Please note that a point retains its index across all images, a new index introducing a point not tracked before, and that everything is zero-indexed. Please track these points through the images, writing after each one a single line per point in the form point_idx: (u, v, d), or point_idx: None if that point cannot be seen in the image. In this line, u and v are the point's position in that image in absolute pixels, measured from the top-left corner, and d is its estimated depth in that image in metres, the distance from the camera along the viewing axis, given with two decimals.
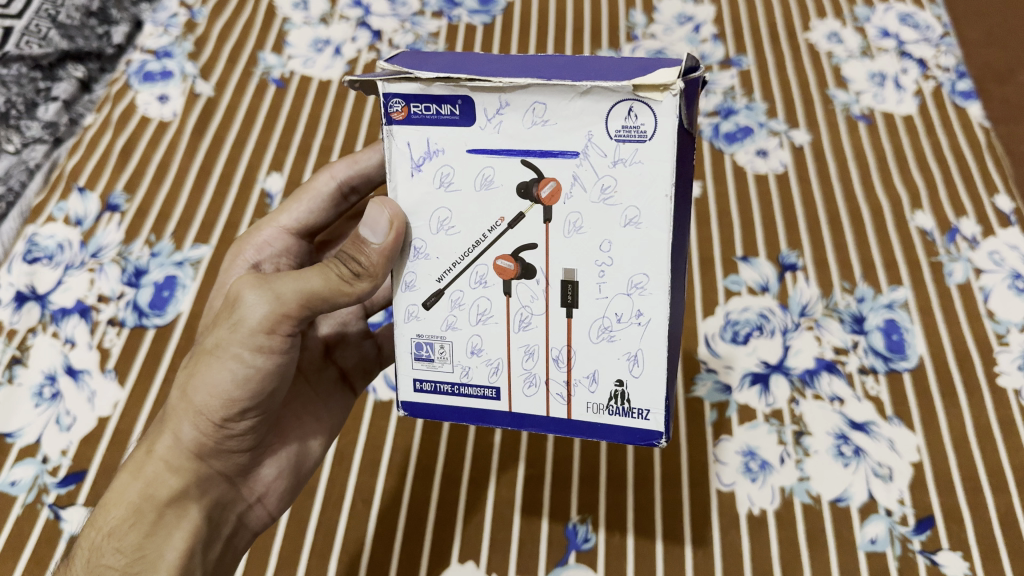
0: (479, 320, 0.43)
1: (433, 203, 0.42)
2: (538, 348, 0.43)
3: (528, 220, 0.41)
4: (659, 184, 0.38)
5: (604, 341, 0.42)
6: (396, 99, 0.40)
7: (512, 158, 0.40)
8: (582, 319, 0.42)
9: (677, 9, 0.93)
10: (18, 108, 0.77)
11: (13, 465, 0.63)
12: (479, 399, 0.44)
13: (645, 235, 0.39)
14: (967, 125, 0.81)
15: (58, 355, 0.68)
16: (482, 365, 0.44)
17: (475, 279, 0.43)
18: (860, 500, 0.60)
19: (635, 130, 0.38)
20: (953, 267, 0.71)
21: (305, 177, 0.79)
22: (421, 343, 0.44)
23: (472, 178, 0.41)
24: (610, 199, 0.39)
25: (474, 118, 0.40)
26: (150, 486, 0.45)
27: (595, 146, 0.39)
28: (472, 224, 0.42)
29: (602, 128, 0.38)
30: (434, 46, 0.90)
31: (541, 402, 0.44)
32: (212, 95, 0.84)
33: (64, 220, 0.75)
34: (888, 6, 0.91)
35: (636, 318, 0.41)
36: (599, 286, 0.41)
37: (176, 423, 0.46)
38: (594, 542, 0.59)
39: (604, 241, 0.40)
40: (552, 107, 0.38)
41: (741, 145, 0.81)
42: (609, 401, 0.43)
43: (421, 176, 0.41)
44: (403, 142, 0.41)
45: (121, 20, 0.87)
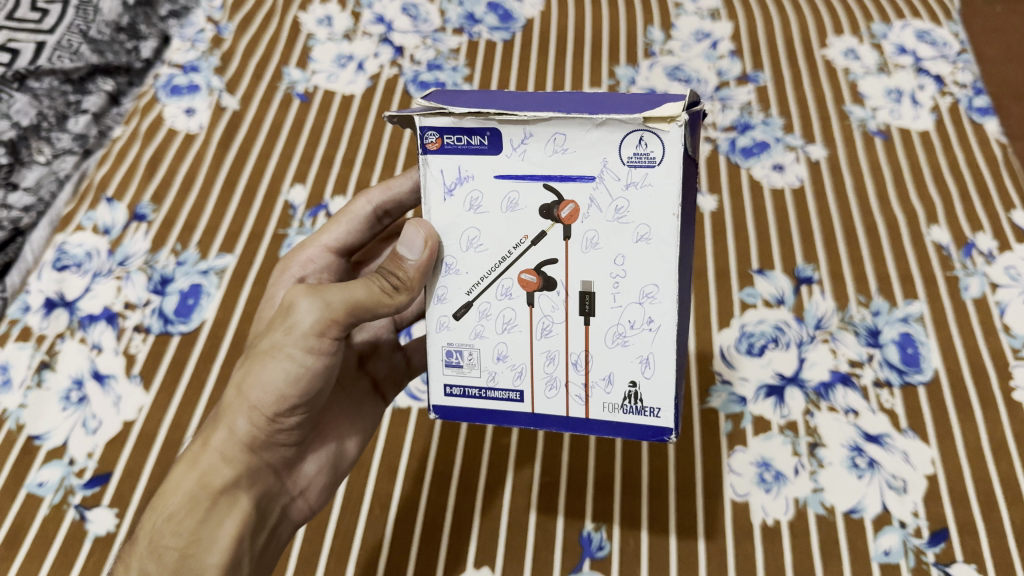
0: (504, 329, 0.44)
1: (463, 224, 0.43)
2: (558, 353, 0.44)
3: (550, 238, 0.42)
4: (666, 205, 0.39)
5: (618, 345, 0.43)
6: (431, 131, 0.41)
7: (535, 182, 0.41)
8: (599, 326, 0.43)
9: (695, 25, 0.94)
10: (49, 121, 0.79)
11: (40, 467, 0.64)
12: (503, 401, 0.45)
13: (656, 250, 0.40)
14: (983, 140, 0.81)
15: (85, 360, 0.69)
16: (507, 370, 0.45)
17: (501, 291, 0.44)
18: (873, 511, 0.60)
19: (646, 157, 0.39)
20: (969, 282, 0.71)
21: (327, 189, 0.80)
22: (451, 351, 0.45)
23: (499, 201, 0.42)
24: (623, 218, 0.40)
25: (501, 147, 0.41)
26: (206, 475, 0.46)
27: (611, 171, 0.40)
28: (499, 242, 0.43)
29: (616, 156, 0.39)
30: (454, 62, 0.92)
31: (560, 402, 0.45)
32: (238, 109, 0.86)
33: (93, 229, 0.77)
34: (905, 23, 0.92)
35: (647, 324, 0.42)
36: (615, 295, 0.42)
37: (231, 418, 0.46)
38: (608, 550, 0.59)
39: (618, 256, 0.41)
40: (571, 137, 0.40)
41: (757, 160, 0.81)
42: (623, 400, 0.43)
43: (452, 200, 0.43)
44: (436, 170, 0.42)
45: (149, 35, 0.90)
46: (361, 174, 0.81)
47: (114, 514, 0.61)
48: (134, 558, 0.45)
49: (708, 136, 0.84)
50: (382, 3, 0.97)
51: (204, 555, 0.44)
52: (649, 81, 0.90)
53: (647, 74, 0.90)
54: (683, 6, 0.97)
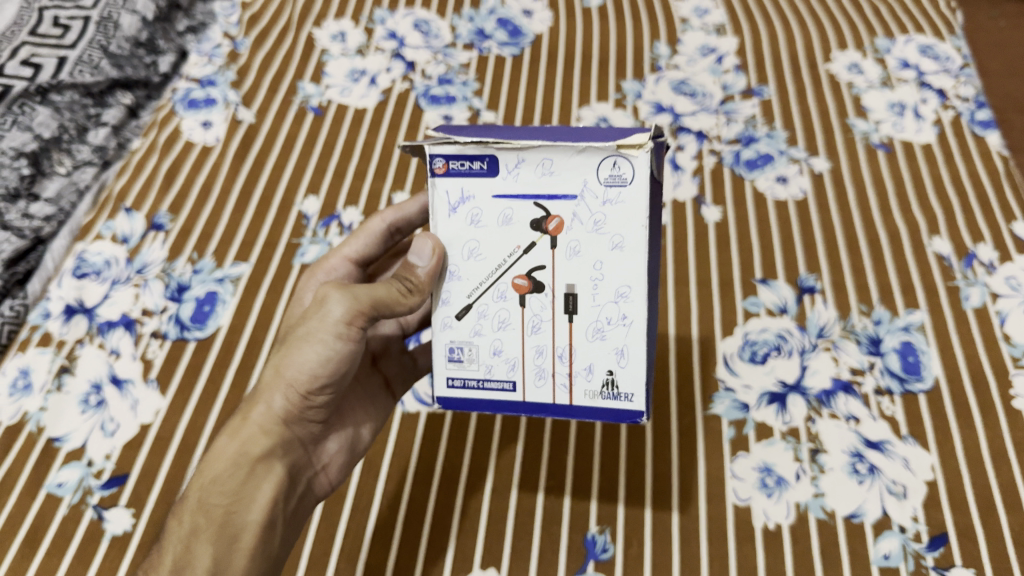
0: (500, 327, 0.47)
1: (464, 237, 0.47)
2: (546, 347, 0.47)
3: (539, 248, 0.46)
4: (637, 217, 0.44)
5: (597, 339, 0.46)
6: (438, 157, 0.46)
7: (526, 200, 0.45)
8: (581, 322, 0.46)
9: (700, 41, 0.96)
10: (70, 133, 0.83)
11: (60, 468, 0.65)
12: (497, 391, 0.48)
13: (629, 256, 0.45)
14: (985, 153, 0.82)
15: (104, 365, 0.71)
16: (502, 363, 0.48)
17: (497, 294, 0.47)
18: (874, 516, 0.61)
19: (619, 178, 0.44)
20: (970, 292, 0.72)
21: (340, 199, 0.82)
22: (453, 347, 0.48)
23: (496, 217, 0.46)
24: (600, 229, 0.45)
25: (498, 170, 0.45)
26: (245, 445, 0.49)
27: (590, 189, 0.44)
28: (496, 251, 0.46)
29: (594, 177, 0.44)
30: (464, 76, 0.94)
31: (547, 391, 0.48)
32: (253, 122, 0.89)
33: (111, 238, 0.79)
34: (908, 38, 0.94)
35: (621, 320, 0.46)
36: (594, 295, 0.46)
37: (268, 394, 0.49)
38: (612, 552, 0.60)
39: (596, 262, 0.45)
40: (558, 161, 0.44)
41: (761, 172, 0.83)
42: (601, 388, 0.47)
43: (456, 216, 0.47)
44: (442, 191, 0.46)
45: (167, 50, 0.93)
46: (374, 185, 0.83)
47: (131, 514, 0.63)
48: (183, 516, 0.48)
49: (713, 147, 0.86)
50: (395, 20, 1.00)
51: (245, 512, 0.48)
52: (655, 95, 0.91)
53: (654, 88, 0.92)
54: (689, 22, 0.99)
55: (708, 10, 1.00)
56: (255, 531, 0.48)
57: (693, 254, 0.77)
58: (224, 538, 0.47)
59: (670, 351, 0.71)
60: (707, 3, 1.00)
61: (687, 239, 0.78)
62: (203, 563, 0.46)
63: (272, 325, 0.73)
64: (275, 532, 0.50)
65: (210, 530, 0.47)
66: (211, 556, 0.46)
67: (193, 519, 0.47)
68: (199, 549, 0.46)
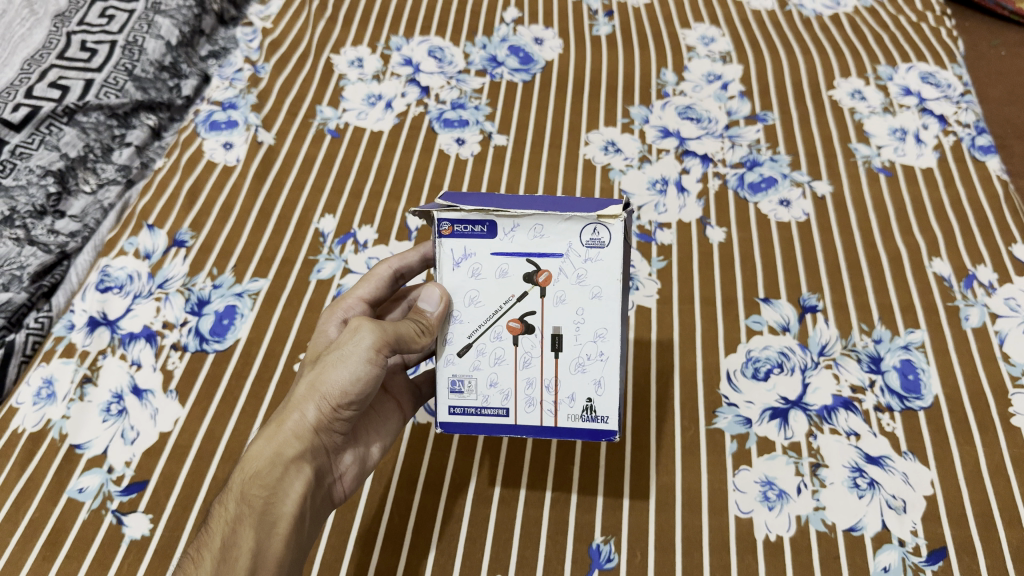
0: (497, 362, 0.54)
1: (466, 287, 0.53)
2: (535, 379, 0.54)
3: (530, 296, 0.53)
4: (612, 273, 0.52)
5: (578, 371, 0.54)
6: (445, 222, 0.52)
7: (520, 257, 0.52)
8: (565, 358, 0.54)
9: (706, 68, 0.99)
10: (96, 152, 0.88)
11: (81, 474, 0.67)
12: (492, 417, 0.55)
13: (606, 304, 0.53)
14: (985, 177, 0.84)
15: (125, 376, 0.73)
16: (497, 393, 0.55)
17: (494, 335, 0.54)
18: (873, 530, 0.62)
19: (597, 241, 0.51)
20: (969, 312, 0.74)
21: (355, 219, 0.85)
22: (455, 380, 0.55)
23: (494, 270, 0.53)
24: (583, 282, 0.52)
25: (496, 233, 0.52)
26: (280, 447, 0.52)
27: (574, 250, 0.52)
28: (493, 298, 0.53)
29: (577, 240, 0.51)
30: (477, 101, 0.97)
31: (535, 415, 0.55)
32: (273, 143, 0.92)
33: (134, 254, 0.81)
34: (910, 66, 0.97)
35: (599, 356, 0.54)
36: (576, 334, 0.54)
37: (302, 405, 0.52)
38: (616, 562, 0.62)
39: (579, 308, 0.53)
40: (548, 226, 0.51)
41: (764, 195, 0.85)
42: (582, 412, 0.54)
43: (459, 270, 0.53)
44: (447, 249, 0.53)
45: (190, 74, 0.98)
46: (388, 206, 0.86)
47: (149, 519, 0.64)
48: (229, 502, 0.51)
49: (717, 171, 0.88)
50: (410, 47, 1.03)
51: (280, 505, 0.51)
52: (662, 120, 0.94)
53: (660, 113, 0.95)
54: (695, 49, 1.02)
55: (713, 39, 1.03)
56: (289, 522, 0.51)
57: (698, 272, 0.79)
58: (264, 525, 0.50)
59: (675, 366, 0.72)
60: (713, 32, 1.04)
61: (692, 258, 0.80)
62: (247, 545, 0.49)
63: (289, 339, 0.75)
64: (304, 527, 0.53)
65: (251, 518, 0.50)
66: (254, 539, 0.49)
67: (235, 508, 0.50)
68: (243, 533, 0.49)
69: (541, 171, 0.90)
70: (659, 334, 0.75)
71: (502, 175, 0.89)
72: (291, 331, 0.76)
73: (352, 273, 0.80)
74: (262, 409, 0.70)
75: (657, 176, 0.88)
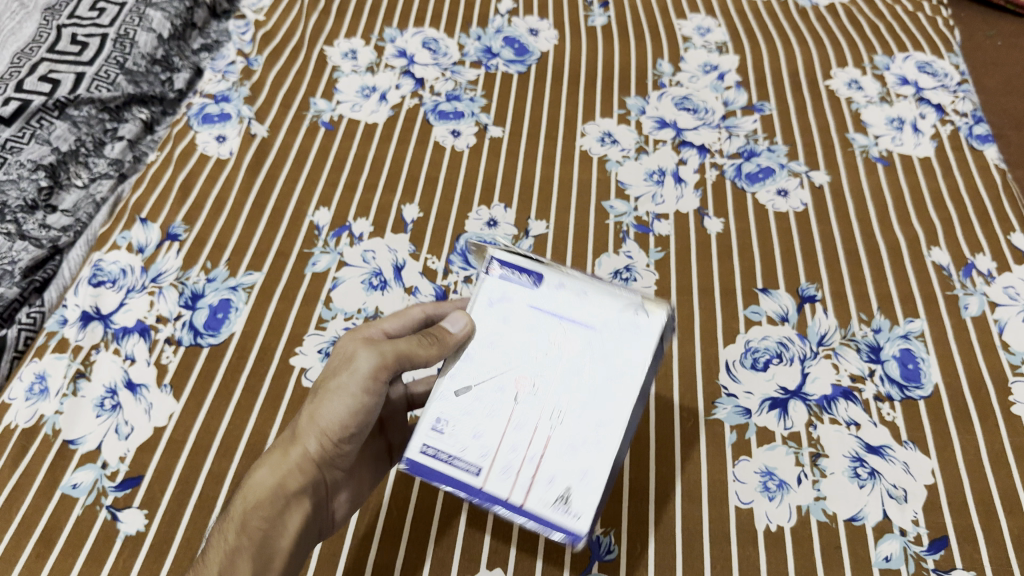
0: (488, 415, 0.51)
1: (492, 327, 0.53)
2: (520, 447, 0.50)
3: (549, 355, 0.52)
4: (636, 360, 0.51)
5: (567, 456, 0.49)
6: (497, 262, 0.54)
7: (553, 316, 0.52)
8: (560, 435, 0.50)
9: (702, 58, 0.99)
10: (87, 146, 0.88)
11: (74, 470, 0.66)
12: (462, 471, 0.50)
13: (621, 391, 0.50)
14: (983, 166, 0.84)
15: (119, 370, 0.72)
16: (477, 447, 0.50)
17: (496, 387, 0.52)
18: (874, 519, 0.62)
19: (634, 323, 0.51)
20: (969, 301, 0.74)
21: (350, 211, 0.84)
22: (440, 421, 0.51)
23: (524, 316, 0.53)
24: (605, 359, 0.51)
25: (540, 287, 0.53)
26: (283, 479, 0.52)
27: (609, 325, 0.52)
28: (513, 345, 0.52)
29: (615, 317, 0.52)
30: (472, 92, 0.97)
31: (506, 485, 0.49)
32: (266, 136, 0.91)
33: (127, 248, 0.81)
34: (907, 55, 0.96)
35: (594, 444, 0.49)
36: (579, 416, 0.50)
37: (305, 437, 0.53)
38: (616, 553, 0.61)
39: (590, 386, 0.51)
40: (591, 296, 0.53)
41: (762, 185, 0.85)
42: (556, 500, 0.48)
43: (491, 307, 0.53)
44: (486, 287, 0.54)
45: (182, 67, 0.98)
46: (384, 198, 0.85)
47: (144, 515, 0.64)
48: (227, 532, 0.51)
49: (715, 161, 0.88)
50: (404, 39, 1.03)
51: (279, 538, 0.52)
52: (658, 111, 0.94)
53: (657, 104, 0.94)
54: (691, 40, 1.01)
55: (709, 29, 1.03)
56: (286, 555, 0.52)
57: (696, 263, 0.79)
58: (262, 558, 0.50)
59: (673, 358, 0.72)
60: (709, 22, 1.03)
61: (689, 249, 0.80)
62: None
63: (284, 333, 0.74)
64: (300, 556, 0.53)
65: (250, 549, 0.50)
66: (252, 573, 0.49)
67: (234, 539, 0.50)
68: (241, 564, 0.49)
69: (536, 162, 0.89)
70: None
71: (498, 167, 0.89)
72: (286, 325, 0.75)
73: (348, 266, 0.80)
74: (258, 404, 0.70)
75: (654, 167, 0.88)
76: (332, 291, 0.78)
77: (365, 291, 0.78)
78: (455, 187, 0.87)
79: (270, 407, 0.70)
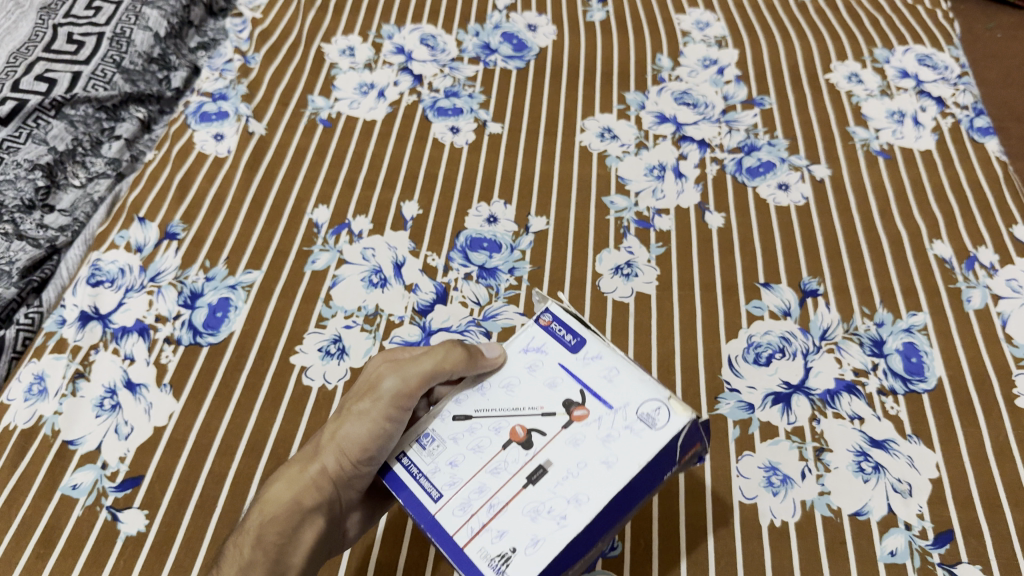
0: (473, 448, 0.47)
1: (515, 373, 0.50)
2: (487, 489, 0.46)
3: (554, 418, 0.47)
4: (638, 454, 0.44)
5: (528, 517, 0.44)
6: (548, 314, 0.51)
7: (576, 382, 0.48)
8: (529, 494, 0.44)
9: (702, 53, 0.99)
10: (85, 145, 0.87)
11: (74, 471, 0.66)
12: (424, 491, 0.47)
13: (611, 475, 0.44)
14: (985, 158, 0.84)
15: (118, 370, 0.71)
16: (447, 473, 0.47)
17: (494, 426, 0.48)
18: (880, 513, 0.61)
19: (652, 418, 0.45)
20: (971, 294, 0.73)
21: (349, 209, 0.84)
22: (428, 437, 0.49)
23: (547, 373, 0.49)
24: (607, 442, 0.45)
25: (577, 351, 0.49)
26: (300, 494, 0.54)
27: (626, 411, 0.46)
28: (525, 397, 0.48)
29: (636, 405, 0.46)
30: (471, 88, 0.96)
31: (456, 521, 0.45)
32: (264, 134, 0.91)
33: (126, 247, 0.80)
34: (907, 49, 0.96)
35: (558, 517, 0.43)
36: (556, 483, 0.45)
37: (325, 455, 0.54)
38: (621, 549, 0.61)
39: (580, 461, 0.45)
40: (622, 375, 0.47)
41: (763, 179, 0.85)
42: (495, 556, 0.43)
43: (522, 355, 0.51)
44: (528, 333, 0.51)
45: (179, 66, 0.97)
46: (383, 195, 0.85)
47: (145, 515, 0.63)
48: (243, 544, 0.52)
49: (715, 156, 0.87)
50: (402, 35, 1.02)
51: (291, 554, 0.52)
52: (658, 106, 0.93)
53: (656, 99, 0.94)
54: (691, 35, 1.01)
55: (708, 23, 1.02)
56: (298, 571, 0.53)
57: (697, 258, 0.78)
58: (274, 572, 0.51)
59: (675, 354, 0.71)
60: (707, 17, 1.03)
61: (691, 244, 0.80)
62: None
63: (284, 332, 0.74)
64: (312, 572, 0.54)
65: (264, 564, 0.51)
66: None
67: (249, 552, 0.51)
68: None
69: (536, 157, 0.89)
70: (659, 322, 0.74)
71: (498, 163, 0.88)
72: (286, 323, 0.75)
73: (348, 264, 0.79)
74: (258, 402, 0.69)
75: (654, 162, 0.87)
76: (332, 289, 0.77)
77: (365, 289, 0.77)
78: (454, 183, 0.86)
79: (271, 406, 0.69)
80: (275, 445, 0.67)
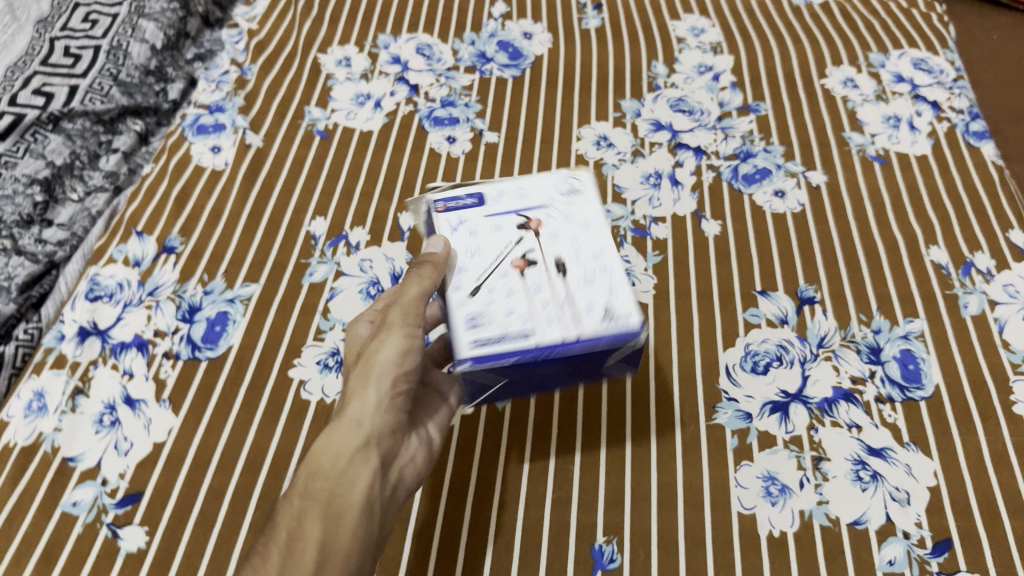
0: (508, 294, 0.55)
1: (466, 243, 0.58)
2: (552, 301, 0.54)
3: (524, 241, 0.58)
4: (592, 208, 0.61)
5: (588, 284, 0.55)
6: (439, 202, 0.60)
7: (510, 215, 0.59)
8: (573, 278, 0.55)
9: (697, 59, 0.99)
10: (83, 159, 0.88)
11: (74, 487, 0.66)
12: (515, 341, 0.52)
13: (591, 234, 0.58)
14: (980, 163, 0.84)
15: (117, 386, 0.71)
16: (517, 323, 0.53)
17: (502, 274, 0.56)
18: (878, 522, 0.61)
19: (573, 189, 0.62)
20: (968, 299, 0.73)
21: (347, 220, 0.84)
22: (472, 317, 0.54)
23: (486, 223, 0.59)
24: (582, 225, 0.59)
25: (484, 202, 0.60)
26: (343, 436, 0.51)
27: (556, 199, 0.61)
28: (493, 245, 0.58)
29: (556, 191, 0.61)
30: (467, 98, 0.96)
31: (560, 331, 0.53)
32: (262, 146, 0.91)
33: (124, 262, 0.80)
34: (902, 53, 0.97)
35: (601, 272, 0.56)
36: (583, 257, 0.57)
37: (360, 392, 0.52)
38: (620, 562, 0.60)
39: (567, 250, 0.57)
40: (528, 189, 0.61)
41: (759, 186, 0.85)
42: (604, 317, 0.53)
43: (457, 232, 0.59)
44: (444, 218, 0.59)
45: (176, 78, 0.99)
46: (381, 206, 0.85)
47: (145, 532, 0.63)
48: (292, 498, 0.49)
49: (711, 163, 0.87)
50: (398, 45, 1.03)
51: (347, 495, 0.50)
52: (654, 113, 0.93)
53: (652, 106, 0.94)
54: (686, 41, 1.02)
55: (703, 29, 1.03)
56: (356, 513, 0.50)
57: (694, 266, 0.78)
58: (332, 514, 0.48)
59: (673, 363, 0.71)
60: (703, 23, 1.04)
61: (688, 252, 0.80)
62: (313, 537, 0.47)
63: (283, 344, 0.74)
64: (372, 518, 0.51)
65: (318, 509, 0.48)
66: (321, 530, 0.47)
67: (301, 502, 0.49)
68: (310, 526, 0.47)
69: (532, 166, 0.89)
70: (656, 330, 0.74)
71: (494, 172, 0.89)
72: (284, 336, 0.75)
73: (346, 276, 0.79)
74: (257, 416, 0.69)
75: (651, 170, 0.88)
76: (329, 301, 0.77)
77: (362, 301, 0.77)
78: None
79: (270, 420, 0.69)
80: (274, 460, 0.67)
